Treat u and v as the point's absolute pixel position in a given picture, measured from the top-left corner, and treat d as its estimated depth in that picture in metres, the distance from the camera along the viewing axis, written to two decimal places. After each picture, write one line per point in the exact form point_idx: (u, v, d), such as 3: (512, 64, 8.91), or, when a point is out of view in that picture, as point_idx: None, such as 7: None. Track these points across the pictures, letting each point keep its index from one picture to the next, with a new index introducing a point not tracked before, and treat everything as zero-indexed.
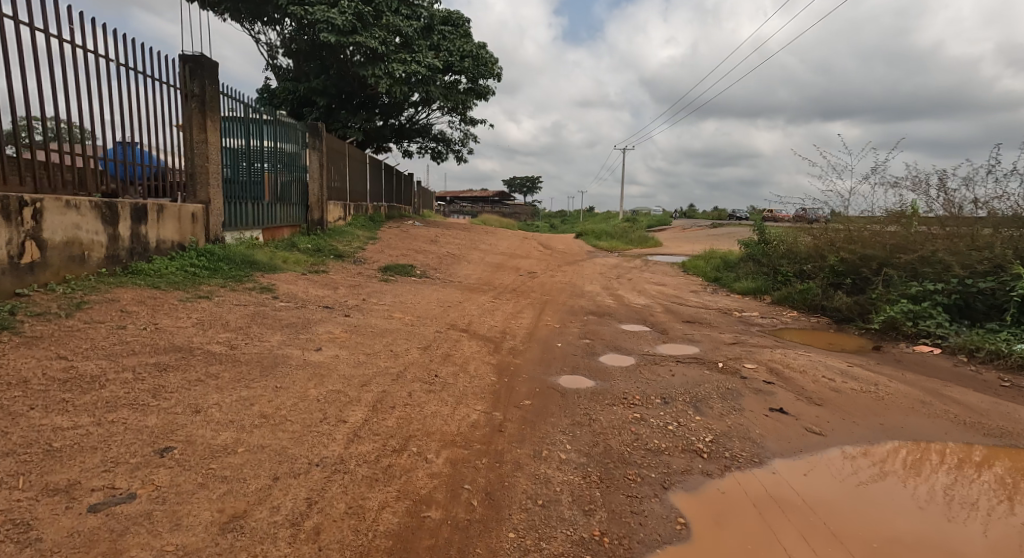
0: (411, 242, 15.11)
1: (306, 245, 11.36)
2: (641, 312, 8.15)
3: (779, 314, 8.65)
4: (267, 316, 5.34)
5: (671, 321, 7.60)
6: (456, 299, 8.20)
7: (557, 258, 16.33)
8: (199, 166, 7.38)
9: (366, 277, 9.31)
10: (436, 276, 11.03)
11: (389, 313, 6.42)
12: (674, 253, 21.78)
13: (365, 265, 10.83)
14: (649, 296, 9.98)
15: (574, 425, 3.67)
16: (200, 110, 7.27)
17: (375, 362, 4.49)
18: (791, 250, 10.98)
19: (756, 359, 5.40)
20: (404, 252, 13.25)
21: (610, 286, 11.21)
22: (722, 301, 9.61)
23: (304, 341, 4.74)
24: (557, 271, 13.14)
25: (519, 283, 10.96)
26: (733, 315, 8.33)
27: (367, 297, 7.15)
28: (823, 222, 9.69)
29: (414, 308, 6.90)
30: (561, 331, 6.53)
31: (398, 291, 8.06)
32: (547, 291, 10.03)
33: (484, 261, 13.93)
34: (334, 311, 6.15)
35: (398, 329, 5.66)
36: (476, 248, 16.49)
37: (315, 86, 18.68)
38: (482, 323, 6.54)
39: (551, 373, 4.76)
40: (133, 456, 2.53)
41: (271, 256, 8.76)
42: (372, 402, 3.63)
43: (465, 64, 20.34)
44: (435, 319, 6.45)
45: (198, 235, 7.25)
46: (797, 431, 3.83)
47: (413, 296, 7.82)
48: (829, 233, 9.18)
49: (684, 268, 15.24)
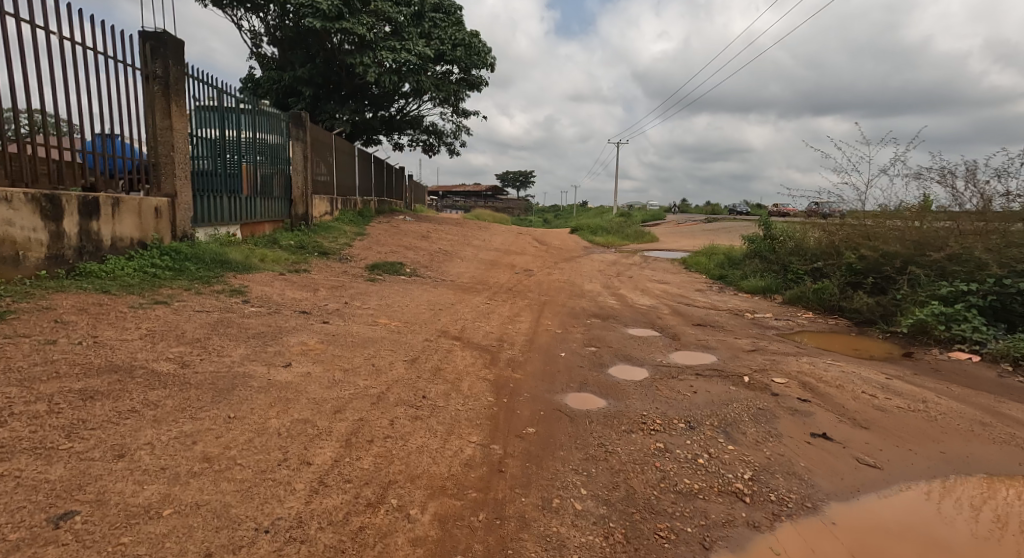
0: (402, 238, 14.44)
1: (288, 242, 10.68)
2: (648, 315, 7.56)
3: (794, 315, 8.10)
4: (231, 324, 4.69)
5: (680, 325, 7.01)
6: (448, 301, 7.58)
7: (554, 254, 15.71)
8: (164, 156, 6.70)
9: (351, 277, 8.66)
10: (427, 274, 10.39)
11: (374, 319, 5.78)
12: (677, 249, 21.22)
13: (352, 263, 10.17)
14: (654, 296, 9.39)
15: (587, 461, 3.07)
16: (164, 93, 6.61)
17: (352, 380, 3.87)
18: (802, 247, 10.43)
19: (785, 371, 4.81)
20: (394, 248, 12.58)
21: (612, 285, 10.64)
22: (731, 302, 9.04)
23: (272, 354, 4.11)
24: (554, 269, 12.53)
25: (515, 282, 10.35)
26: (746, 318, 7.76)
27: (350, 300, 6.52)
28: (838, 217, 9.14)
29: (401, 312, 6.26)
30: (564, 338, 5.94)
31: (385, 292, 7.41)
32: (546, 291, 9.43)
33: (479, 258, 13.29)
34: (311, 316, 5.51)
35: (382, 338, 5.04)
36: (469, 244, 15.85)
37: (300, 75, 17.96)
38: (477, 329, 5.92)
39: (556, 391, 4.15)
40: (16, 530, 1.93)
41: (247, 255, 8.09)
42: (344, 435, 3.01)
43: (458, 54, 19.65)
44: (425, 325, 5.83)
45: (163, 232, 6.58)
46: (849, 464, 3.24)
47: (401, 298, 7.18)
48: (846, 229, 8.63)
49: (686, 265, 14.68)
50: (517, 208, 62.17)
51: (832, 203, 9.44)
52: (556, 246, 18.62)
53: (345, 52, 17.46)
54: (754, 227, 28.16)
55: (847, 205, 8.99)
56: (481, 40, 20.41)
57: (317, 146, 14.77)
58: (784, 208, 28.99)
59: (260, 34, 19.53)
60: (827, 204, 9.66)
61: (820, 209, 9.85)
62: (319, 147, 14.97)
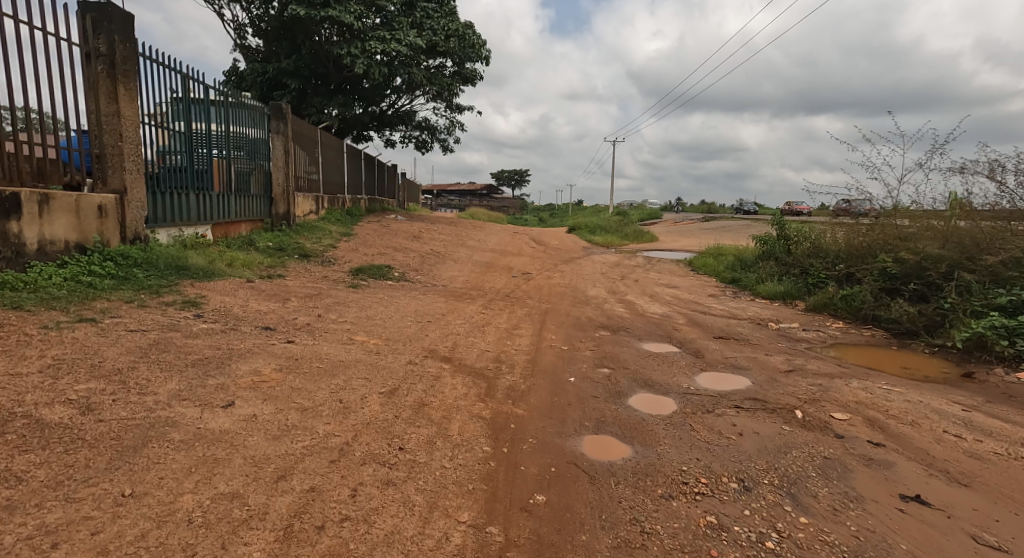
0: (391, 239, 13.58)
1: (266, 243, 9.81)
2: (663, 327, 6.74)
3: (824, 326, 7.32)
4: (169, 346, 3.83)
5: (702, 339, 6.19)
6: (438, 311, 6.74)
7: (552, 256, 14.89)
8: (110, 146, 5.82)
9: (330, 283, 7.82)
10: (417, 279, 9.57)
11: (350, 336, 4.93)
12: (679, 250, 20.45)
13: (334, 267, 9.32)
14: (665, 304, 8.57)
15: (618, 552, 2.25)
16: (109, 74, 5.74)
17: (309, 426, 3.02)
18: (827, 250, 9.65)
19: (841, 401, 4.00)
20: (382, 250, 11.72)
21: (617, 289, 9.83)
22: (750, 310, 8.23)
23: (210, 390, 3.25)
24: (554, 271, 11.71)
25: (513, 287, 9.54)
26: (771, 329, 6.95)
27: (325, 312, 5.65)
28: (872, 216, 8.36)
29: (383, 327, 5.41)
30: (572, 357, 5.11)
31: (367, 301, 6.56)
32: (546, 298, 8.61)
33: (473, 260, 12.46)
34: (274, 334, 4.65)
35: (356, 362, 4.20)
36: (463, 245, 15.02)
37: (285, 66, 17.06)
38: (471, 347, 5.08)
39: (569, 436, 3.32)
40: None
41: (214, 259, 7.23)
42: (283, 519, 2.18)
43: (451, 45, 18.80)
44: (409, 343, 4.99)
45: (109, 234, 5.71)
46: (964, 546, 2.43)
47: (385, 308, 6.34)
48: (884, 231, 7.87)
49: (693, 267, 13.91)
50: (512, 207, 61.38)
51: (867, 201, 8.60)
52: (554, 246, 17.74)
53: (332, 42, 16.53)
54: (760, 227, 27.33)
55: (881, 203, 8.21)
56: (475, 31, 19.52)
57: (300, 140, 13.83)
58: (794, 209, 28.34)
59: (244, 25, 18.60)
60: (859, 203, 8.82)
61: (849, 208, 9.01)
62: (302, 142, 14.04)
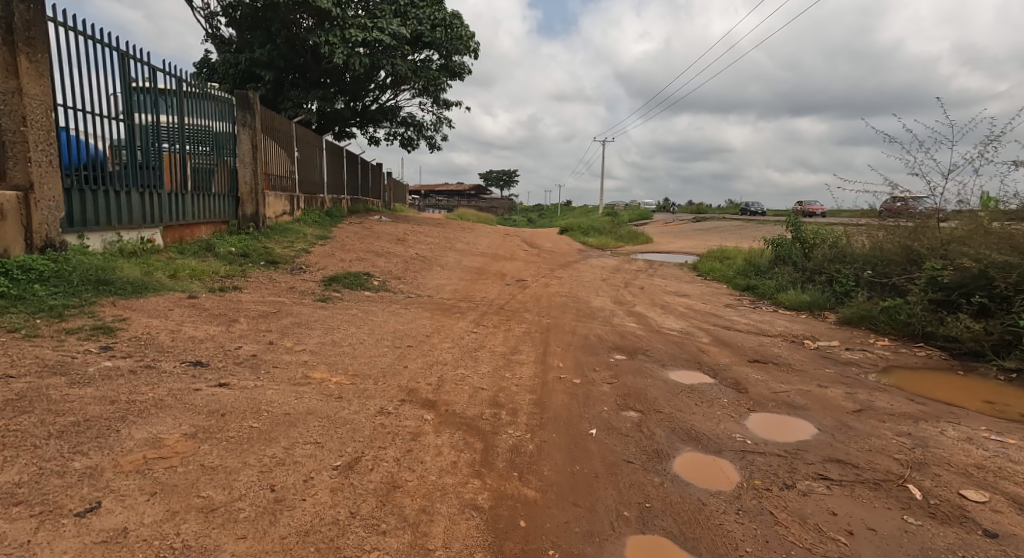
0: (373, 243, 12.47)
1: (228, 248, 8.67)
2: (688, 349, 5.73)
3: (868, 345, 6.46)
4: (35, 403, 2.72)
5: (738, 367, 5.18)
6: (422, 330, 5.67)
7: (547, 259, 13.89)
8: (11, 132, 4.68)
9: (297, 295, 6.74)
10: (400, 288, 8.51)
11: (305, 373, 3.84)
12: (680, 251, 19.55)
13: (306, 276, 8.25)
14: (680, 318, 7.57)
15: None
16: (7, 42, 4.60)
17: (211, 547, 1.95)
18: (866, 255, 8.63)
19: (954, 465, 3.02)
20: (362, 255, 10.62)
21: (623, 299, 8.85)
22: (778, 326, 7.25)
23: (66, 481, 2.16)
24: (551, 278, 10.71)
25: (507, 297, 8.51)
26: (810, 351, 5.99)
27: (279, 337, 4.56)
28: (932, 216, 7.49)
29: (352, 358, 4.32)
30: (588, 396, 4.09)
31: (338, 320, 5.46)
32: (547, 311, 7.58)
33: (462, 266, 11.43)
34: (203, 372, 3.54)
35: (308, 416, 3.13)
36: (451, 248, 14.00)
37: (259, 56, 15.85)
38: (462, 386, 4.02)
39: (603, 541, 2.30)
40: None
41: (155, 268, 6.10)
42: None
43: (438, 35, 17.67)
44: (382, 381, 3.92)
45: (6, 240, 4.57)
46: None
47: (358, 329, 5.25)
48: (946, 235, 7.04)
49: (700, 271, 12.98)
50: (502, 207, 60.42)
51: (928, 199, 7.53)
52: (549, 249, 16.77)
53: (308, 30, 15.34)
54: (763, 229, 26.54)
55: (944, 205, 7.39)
56: (462, 22, 18.43)
57: (271, 134, 12.63)
58: (811, 210, 27.70)
59: (216, 13, 17.33)
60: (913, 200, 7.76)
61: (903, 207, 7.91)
62: (274, 136, 12.80)
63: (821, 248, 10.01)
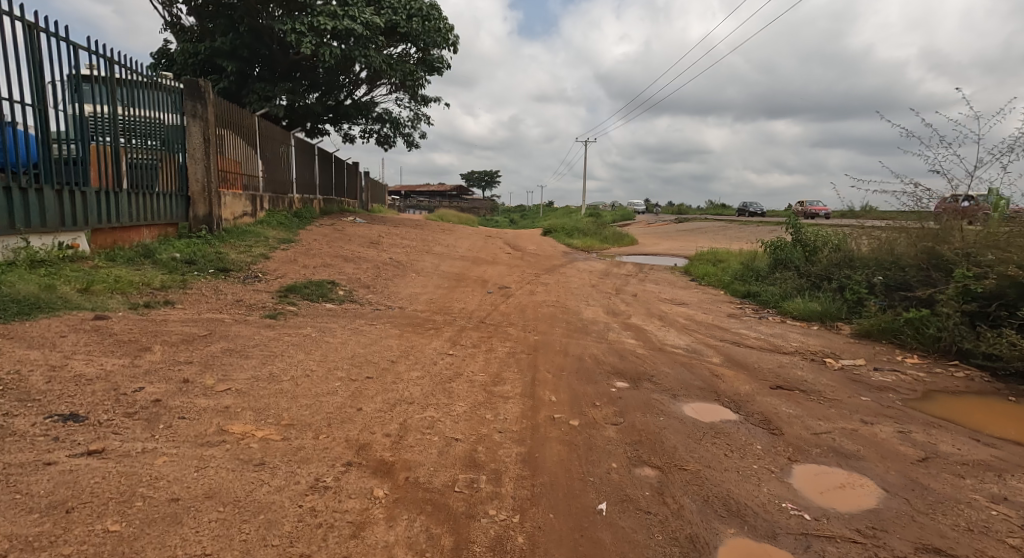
0: (343, 246, 11.49)
1: (171, 254, 7.65)
2: (699, 375, 4.91)
3: (896, 362, 5.73)
4: None
5: (762, 398, 4.36)
6: (387, 355, 4.76)
7: (532, 263, 13.08)
8: None
9: (244, 310, 5.79)
10: (368, 299, 7.60)
11: (222, 425, 2.90)
12: (668, 253, 18.92)
13: (262, 285, 7.28)
14: (682, 332, 6.76)
15: None
16: None
17: None
18: (879, 259, 7.94)
19: None
20: (328, 261, 9.65)
21: (616, 309, 8.04)
22: (793, 341, 6.47)
23: None
24: (537, 285, 9.89)
25: (488, 308, 7.64)
26: (837, 374, 5.23)
27: (201, 369, 3.60)
28: (954, 217, 6.91)
29: (291, 399, 3.39)
30: (590, 447, 3.23)
31: (283, 344, 4.51)
32: (533, 325, 6.73)
33: (440, 271, 10.55)
34: (71, 432, 2.58)
35: (207, 501, 2.21)
36: (429, 252, 13.10)
37: (220, 45, 14.72)
38: (431, 439, 3.12)
39: None
40: None
41: (67, 281, 5.10)
42: None
43: (414, 26, 16.73)
44: (325, 434, 3.00)
45: None
46: None
47: (307, 356, 4.32)
48: (977, 240, 6.38)
49: (693, 276, 12.27)
50: (483, 208, 59.63)
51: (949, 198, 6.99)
52: (533, 252, 15.97)
53: (274, 18, 14.30)
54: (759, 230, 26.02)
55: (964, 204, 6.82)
56: (441, 14, 17.54)
57: (230, 129, 11.56)
58: (812, 211, 27.29)
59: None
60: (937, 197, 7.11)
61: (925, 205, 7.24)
62: (233, 131, 11.72)
63: (826, 252, 9.33)
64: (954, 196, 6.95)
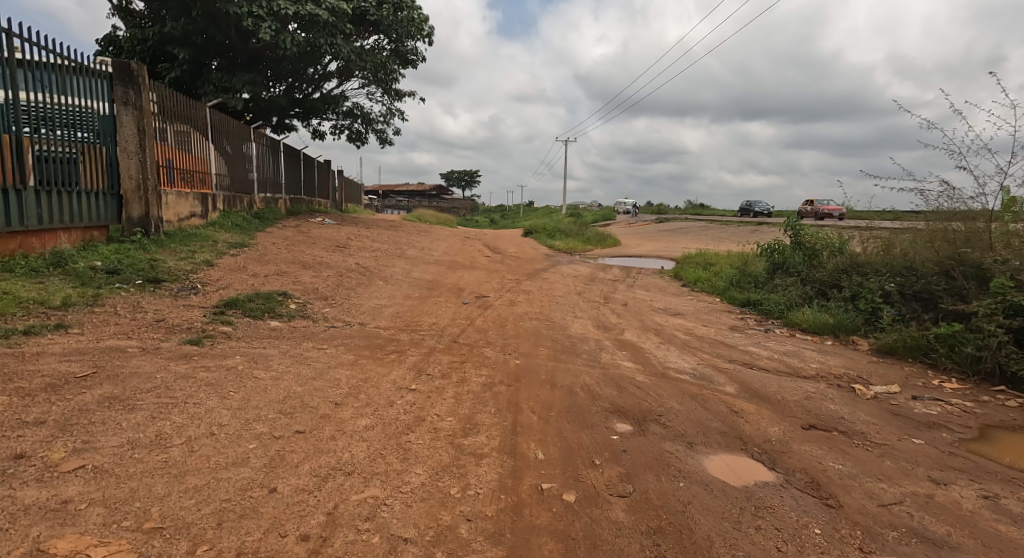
0: (304, 251, 10.39)
1: (89, 263, 6.57)
2: (717, 414, 4.02)
3: (935, 388, 4.94)
4: None
5: (799, 447, 3.49)
6: (330, 395, 3.78)
7: (512, 268, 12.19)
8: None
9: (163, 333, 4.75)
10: (324, 314, 6.59)
11: (39, 542, 1.91)
12: (655, 254, 18.19)
13: (196, 300, 6.23)
14: (685, 352, 5.90)
15: None
16: None
17: None
18: (895, 265, 7.19)
19: None
20: (283, 268, 8.59)
21: (607, 322, 7.16)
22: (811, 361, 5.65)
23: None
24: (518, 293, 8.99)
25: (463, 324, 6.70)
26: (873, 407, 4.40)
27: (51, 434, 2.59)
28: (983, 220, 6.17)
29: (173, 480, 2.40)
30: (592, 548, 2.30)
31: (194, 385, 3.50)
32: (514, 345, 5.80)
33: (412, 279, 9.58)
34: None
35: None
36: (401, 256, 12.12)
37: (172, 31, 13.49)
38: (366, 543, 2.17)
39: None
40: None
41: None
42: None
43: (386, 14, 15.69)
44: (206, 548, 2.03)
45: None
46: None
47: (221, 401, 3.32)
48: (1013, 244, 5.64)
49: (685, 281, 11.48)
50: (462, 208, 58.62)
51: (976, 198, 6.26)
52: (513, 255, 15.06)
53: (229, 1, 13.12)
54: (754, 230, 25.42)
55: (994, 205, 6.09)
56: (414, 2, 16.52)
57: (178, 121, 10.41)
58: (818, 213, 26.79)
59: None
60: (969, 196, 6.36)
61: (953, 204, 6.50)
62: (182, 123, 10.57)
63: (833, 257, 8.58)
64: (981, 196, 6.23)
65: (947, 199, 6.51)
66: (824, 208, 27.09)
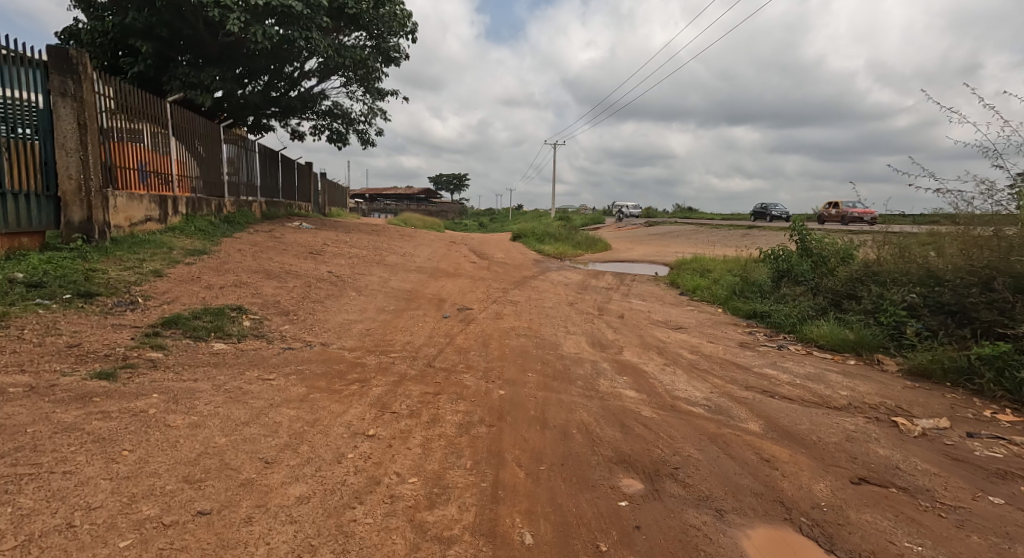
0: (271, 258, 9.55)
1: (9, 275, 5.71)
2: (746, 465, 3.25)
3: (989, 421, 4.23)
4: None
5: (858, 514, 2.75)
6: (261, 450, 2.96)
7: (500, 275, 11.44)
8: None
9: (70, 364, 3.91)
10: (281, 332, 5.77)
11: None
12: (648, 258, 17.52)
13: (130, 319, 5.38)
14: (694, 376, 5.15)
15: None
16: None
17: None
18: (919, 273, 6.52)
19: None
20: (243, 278, 7.74)
21: (602, 339, 6.41)
22: (839, 387, 4.92)
23: None
24: (504, 304, 8.22)
25: (440, 342, 5.90)
26: (927, 449, 3.68)
27: None
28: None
29: None
30: None
31: (75, 442, 2.69)
32: (497, 370, 5.02)
33: (388, 288, 8.78)
34: None
35: None
36: (379, 262, 11.31)
37: (133, 23, 12.57)
38: None
39: None
40: None
41: None
42: None
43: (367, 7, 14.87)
44: None
45: None
46: None
47: (105, 468, 2.50)
48: None
49: (683, 289, 10.79)
50: (450, 212, 57.90)
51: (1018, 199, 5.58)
52: (501, 261, 14.29)
53: None
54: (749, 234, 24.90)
55: None
56: None
57: (138, 118, 9.50)
58: (845, 216, 26.03)
59: None
60: (1009, 197, 5.70)
61: (990, 206, 5.83)
62: (144, 120, 9.72)
63: (845, 265, 7.92)
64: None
65: (984, 201, 5.84)
66: (857, 210, 26.48)
